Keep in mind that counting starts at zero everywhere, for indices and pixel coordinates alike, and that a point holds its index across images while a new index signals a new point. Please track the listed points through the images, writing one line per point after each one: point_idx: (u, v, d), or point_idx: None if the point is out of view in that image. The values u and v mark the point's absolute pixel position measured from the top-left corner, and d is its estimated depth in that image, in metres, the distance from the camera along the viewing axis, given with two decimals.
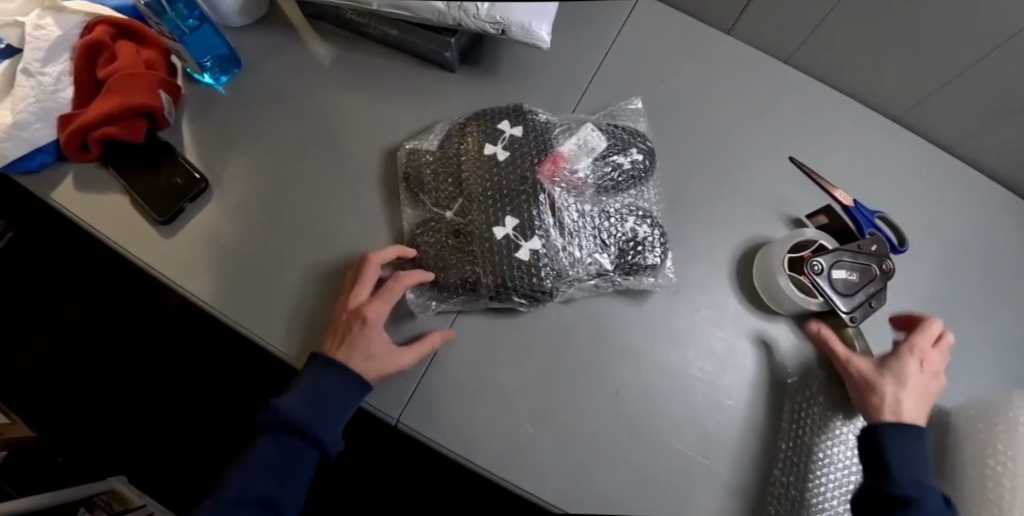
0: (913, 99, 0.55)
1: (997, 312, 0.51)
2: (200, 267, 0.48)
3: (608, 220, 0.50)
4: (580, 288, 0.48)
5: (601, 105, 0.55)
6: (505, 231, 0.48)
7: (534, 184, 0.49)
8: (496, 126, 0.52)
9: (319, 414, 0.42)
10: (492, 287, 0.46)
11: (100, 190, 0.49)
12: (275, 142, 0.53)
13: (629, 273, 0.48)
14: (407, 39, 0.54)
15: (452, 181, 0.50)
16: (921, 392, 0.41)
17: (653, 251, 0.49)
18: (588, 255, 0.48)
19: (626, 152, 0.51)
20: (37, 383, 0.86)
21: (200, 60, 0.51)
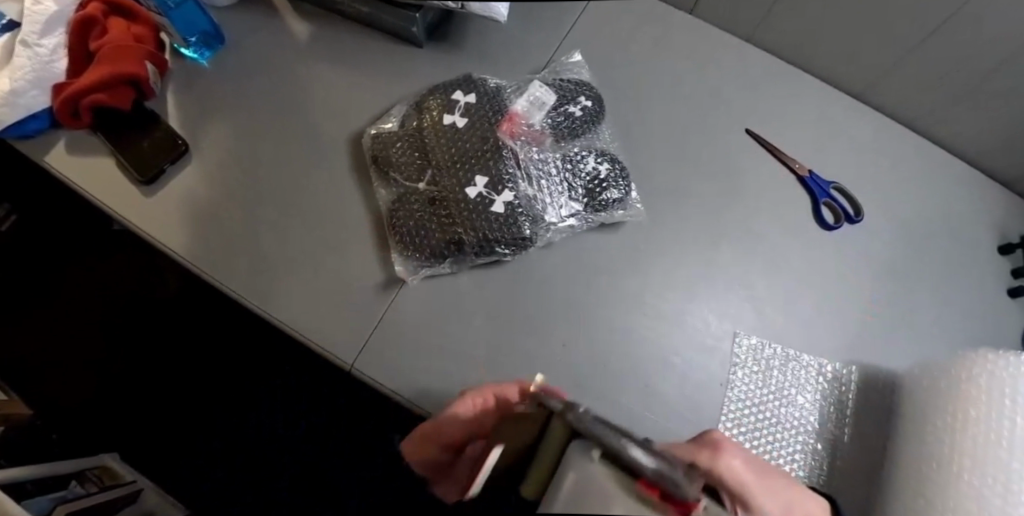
0: (870, 77, 0.56)
1: (944, 280, 0.53)
2: (184, 226, 0.50)
3: (575, 174, 0.48)
4: (558, 232, 0.47)
5: (545, 63, 0.55)
6: (477, 190, 0.45)
7: (495, 143, 0.47)
8: (450, 97, 0.48)
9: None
10: (475, 243, 0.44)
11: (89, 154, 0.53)
12: (251, 107, 0.55)
13: (600, 209, 0.48)
14: (377, 16, 0.54)
15: (419, 154, 0.47)
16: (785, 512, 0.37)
17: (617, 187, 0.48)
18: (558, 199, 0.47)
19: (576, 101, 0.50)
20: (57, 358, 0.97)
21: (186, 37, 0.54)
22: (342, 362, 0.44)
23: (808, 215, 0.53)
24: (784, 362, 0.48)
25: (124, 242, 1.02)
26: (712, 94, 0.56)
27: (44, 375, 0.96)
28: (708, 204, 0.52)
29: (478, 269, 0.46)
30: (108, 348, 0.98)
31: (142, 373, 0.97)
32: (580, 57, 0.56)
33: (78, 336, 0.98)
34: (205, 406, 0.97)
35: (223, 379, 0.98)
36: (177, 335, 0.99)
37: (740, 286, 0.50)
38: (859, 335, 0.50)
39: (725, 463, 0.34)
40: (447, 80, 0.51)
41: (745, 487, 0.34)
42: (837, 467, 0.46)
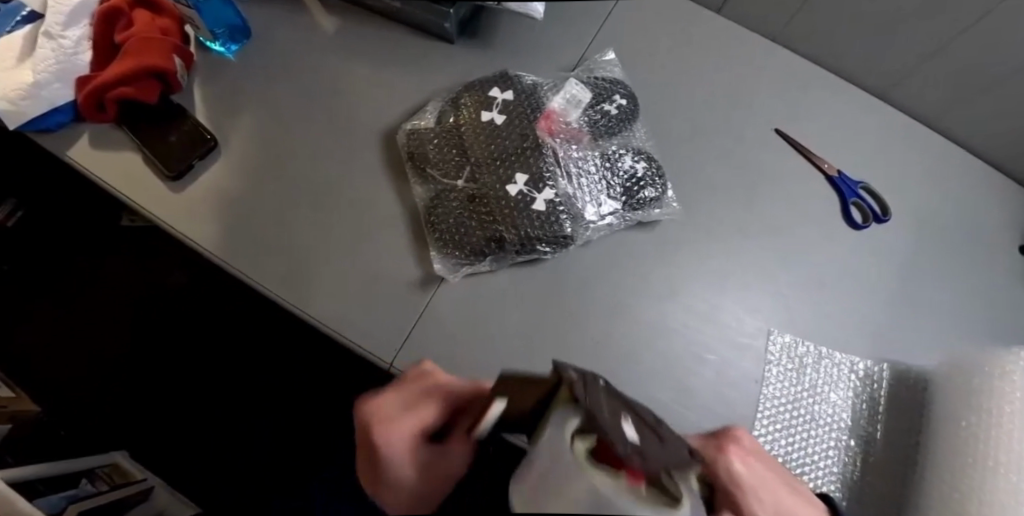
0: (896, 79, 0.56)
1: (972, 279, 0.53)
2: (212, 221, 0.49)
3: (613, 172, 0.48)
4: (596, 230, 0.47)
5: (576, 60, 0.55)
6: (517, 187, 0.45)
7: (535, 141, 0.47)
8: (487, 93, 0.48)
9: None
10: (517, 241, 0.44)
11: (113, 149, 0.52)
12: (278, 102, 0.54)
13: (637, 208, 0.48)
14: (408, 11, 0.54)
15: (457, 151, 0.47)
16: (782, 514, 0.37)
17: (653, 185, 0.48)
18: (597, 198, 0.47)
19: (611, 99, 0.49)
20: (65, 355, 0.96)
21: (212, 29, 0.53)
22: (380, 361, 0.44)
23: (836, 214, 0.53)
24: (817, 360, 0.48)
25: (132, 237, 1.00)
26: (741, 92, 0.56)
27: (50, 371, 0.95)
28: (738, 203, 0.52)
29: (518, 268, 0.46)
30: (116, 344, 0.97)
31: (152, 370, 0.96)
32: (613, 56, 0.55)
33: (85, 332, 0.97)
34: (215, 404, 0.96)
35: (234, 377, 0.97)
36: (187, 331, 0.98)
37: (770, 284, 0.50)
38: (890, 333, 0.50)
39: (724, 463, 0.37)
40: (483, 77, 0.51)
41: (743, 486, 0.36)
42: (869, 462, 0.46)
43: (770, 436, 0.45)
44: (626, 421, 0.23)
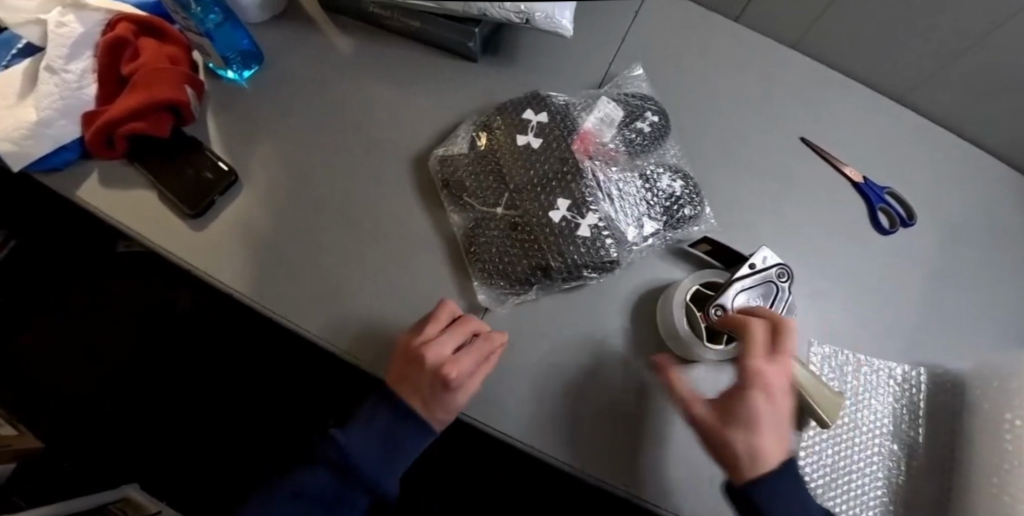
0: (912, 83, 0.57)
1: (993, 279, 0.55)
2: (238, 258, 0.47)
3: (651, 192, 0.48)
4: (638, 252, 0.47)
5: (603, 75, 0.55)
6: (561, 213, 0.44)
7: (575, 164, 0.46)
8: (520, 116, 0.49)
9: (381, 467, 0.40)
10: (564, 269, 0.44)
11: (125, 186, 0.50)
12: (297, 131, 0.52)
13: (677, 227, 0.48)
14: (430, 32, 0.52)
15: (494, 177, 0.47)
16: (765, 437, 0.36)
17: (692, 203, 0.48)
18: (638, 220, 0.47)
19: (643, 117, 0.50)
20: (52, 389, 0.89)
21: (225, 55, 0.51)
22: None
23: (866, 219, 0.54)
24: (857, 367, 0.49)
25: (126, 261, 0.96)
26: (764, 101, 0.56)
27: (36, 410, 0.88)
28: (770, 213, 0.52)
29: (565, 294, 0.46)
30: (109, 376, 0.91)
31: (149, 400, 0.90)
32: (641, 70, 0.55)
33: (75, 362, 0.91)
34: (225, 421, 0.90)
35: (245, 397, 0.92)
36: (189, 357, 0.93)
37: (806, 294, 0.51)
38: (921, 336, 0.52)
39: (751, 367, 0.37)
40: (516, 97, 0.51)
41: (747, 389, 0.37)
42: (912, 466, 0.47)
43: (818, 447, 0.46)
44: (743, 299, 0.43)
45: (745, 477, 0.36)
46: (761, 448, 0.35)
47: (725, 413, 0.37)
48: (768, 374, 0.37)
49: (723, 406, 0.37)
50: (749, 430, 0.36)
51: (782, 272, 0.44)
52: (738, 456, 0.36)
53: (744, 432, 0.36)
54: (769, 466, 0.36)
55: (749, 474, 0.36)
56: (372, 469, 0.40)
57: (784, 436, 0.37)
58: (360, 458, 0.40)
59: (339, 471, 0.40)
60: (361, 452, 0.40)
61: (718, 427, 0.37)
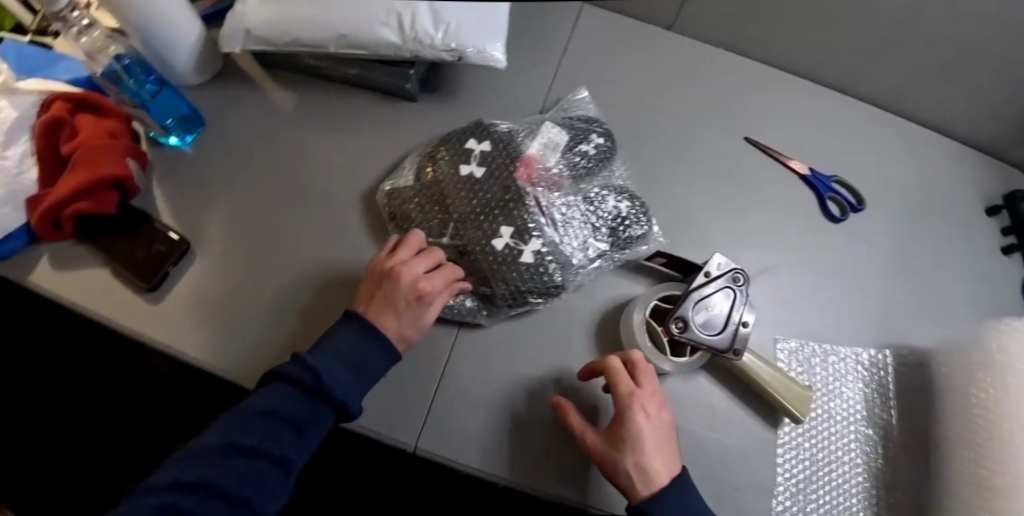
0: (846, 71, 0.58)
1: (944, 250, 0.56)
2: (199, 327, 0.47)
3: (596, 213, 0.49)
4: (586, 275, 0.47)
5: (554, 99, 0.56)
6: (503, 241, 0.46)
7: (517, 192, 0.48)
8: (464, 145, 0.50)
9: (353, 389, 0.37)
10: (508, 295, 0.45)
11: (80, 266, 0.49)
12: (244, 191, 0.52)
13: (624, 248, 0.48)
14: (368, 78, 0.53)
15: (440, 208, 0.48)
16: (657, 455, 0.37)
17: (638, 222, 0.49)
18: (584, 242, 0.48)
19: (588, 139, 0.52)
20: None
21: (163, 123, 0.51)
22: (404, 445, 0.41)
23: (816, 210, 0.55)
24: (824, 357, 0.49)
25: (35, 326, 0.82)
26: (706, 105, 0.57)
27: None
28: (724, 216, 0.54)
29: (510, 322, 0.45)
30: None
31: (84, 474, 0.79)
32: (586, 93, 0.56)
33: None
34: None
35: None
36: (131, 418, 0.84)
37: (766, 290, 0.52)
38: (883, 316, 0.53)
39: (625, 392, 0.38)
40: (460, 127, 0.52)
41: (629, 413, 0.38)
42: (890, 448, 0.48)
43: (795, 442, 0.46)
44: (700, 307, 0.44)
45: (639, 498, 0.36)
46: (655, 467, 0.37)
47: (612, 440, 0.38)
48: (642, 394, 0.39)
49: (611, 434, 0.38)
50: (636, 451, 0.37)
51: (737, 276, 0.45)
52: (635, 478, 0.37)
53: (634, 453, 0.37)
54: (661, 483, 0.36)
55: (641, 494, 0.36)
56: (341, 388, 0.37)
57: (669, 448, 0.38)
58: (331, 379, 0.37)
59: (309, 390, 0.37)
60: (329, 369, 0.37)
61: (609, 456, 0.37)
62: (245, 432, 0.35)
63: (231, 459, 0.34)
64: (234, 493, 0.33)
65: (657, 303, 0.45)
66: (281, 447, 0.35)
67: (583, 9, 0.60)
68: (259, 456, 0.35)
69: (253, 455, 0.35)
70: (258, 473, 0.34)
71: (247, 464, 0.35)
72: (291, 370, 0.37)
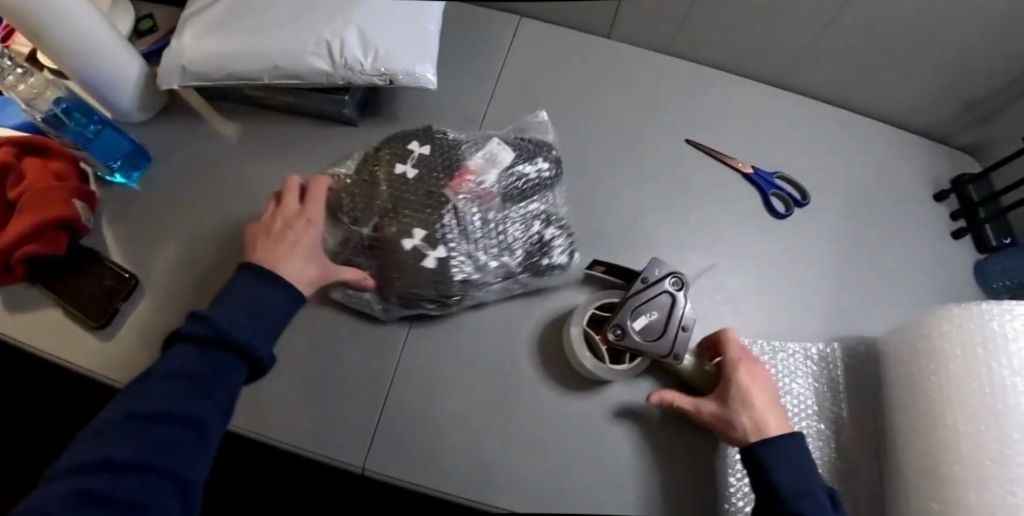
0: (784, 67, 0.59)
1: (893, 240, 0.56)
2: (147, 358, 0.47)
3: (515, 234, 0.48)
4: (489, 292, 0.47)
5: (503, 109, 0.57)
6: (413, 242, 0.45)
7: (439, 199, 0.47)
8: (406, 145, 0.50)
9: (258, 333, 0.36)
10: (400, 295, 0.46)
11: (29, 308, 0.49)
12: (192, 224, 0.53)
13: (537, 273, 0.48)
14: (307, 105, 0.54)
15: (366, 198, 0.48)
16: (772, 408, 0.40)
17: (557, 247, 0.49)
18: (496, 259, 0.47)
19: (533, 161, 0.52)
20: None
21: (108, 162, 0.52)
22: (350, 466, 0.42)
23: (760, 206, 0.55)
24: (771, 355, 0.49)
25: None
26: (647, 109, 0.58)
27: None
28: (667, 217, 0.54)
29: (447, 333, 0.47)
30: None
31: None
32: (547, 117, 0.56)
33: None
34: None
35: None
36: None
37: (713, 289, 0.52)
38: (833, 309, 0.53)
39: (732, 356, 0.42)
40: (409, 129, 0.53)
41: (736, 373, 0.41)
42: (843, 442, 0.48)
43: None
44: (641, 313, 0.44)
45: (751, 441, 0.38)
46: (770, 419, 0.39)
47: (724, 401, 0.41)
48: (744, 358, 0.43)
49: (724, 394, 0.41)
50: (748, 406, 0.40)
51: (678, 279, 0.45)
52: (749, 431, 0.39)
53: (746, 408, 0.40)
54: (772, 430, 0.39)
55: (756, 439, 0.38)
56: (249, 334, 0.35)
57: (779, 408, 0.41)
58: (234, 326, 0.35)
59: (209, 343, 0.34)
60: (231, 318, 0.35)
61: (724, 415, 0.40)
62: (149, 400, 0.31)
63: (135, 429, 0.30)
64: (147, 460, 0.29)
65: (597, 312, 0.46)
66: (196, 407, 0.32)
67: (522, 21, 0.61)
68: (164, 420, 0.31)
69: (157, 422, 0.31)
70: (172, 439, 0.30)
71: (157, 431, 0.30)
72: (192, 328, 0.34)
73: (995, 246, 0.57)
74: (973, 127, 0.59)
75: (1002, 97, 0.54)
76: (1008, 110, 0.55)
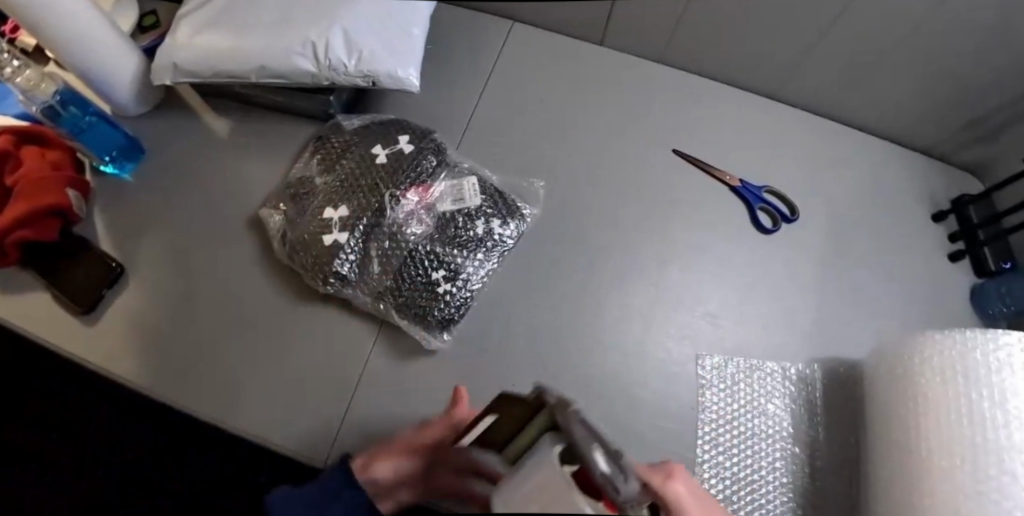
0: (778, 80, 0.58)
1: (884, 260, 0.55)
2: (115, 344, 0.48)
3: (412, 266, 0.47)
4: (357, 295, 0.47)
5: (490, 116, 0.57)
6: (334, 214, 0.48)
7: (381, 195, 0.49)
8: (396, 136, 0.51)
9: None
10: (290, 244, 0.48)
11: (21, 289, 0.50)
12: (180, 218, 0.54)
13: (403, 308, 0.46)
14: (296, 104, 0.55)
15: (338, 157, 0.51)
16: None
17: (441, 307, 0.46)
18: (383, 274, 0.47)
19: (489, 223, 0.50)
20: None
21: (101, 155, 0.54)
22: (316, 461, 0.43)
23: (745, 220, 0.54)
24: (748, 373, 0.48)
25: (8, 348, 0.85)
26: (635, 119, 0.57)
27: None
28: (647, 228, 0.53)
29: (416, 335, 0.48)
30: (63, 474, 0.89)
31: (45, 492, 0.80)
32: (541, 185, 0.54)
33: None
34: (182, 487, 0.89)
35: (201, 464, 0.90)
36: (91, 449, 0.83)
37: (691, 302, 0.51)
38: (817, 329, 0.51)
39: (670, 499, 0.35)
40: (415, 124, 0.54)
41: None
42: (818, 466, 0.46)
43: (713, 460, 0.45)
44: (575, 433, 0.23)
45: None
46: None
47: None
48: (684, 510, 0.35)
49: None
50: None
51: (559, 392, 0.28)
52: None
53: None
54: None
55: None
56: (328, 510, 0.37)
57: None
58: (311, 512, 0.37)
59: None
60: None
61: None
62: None
63: None
64: None
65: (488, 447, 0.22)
66: None
67: (514, 26, 0.61)
68: None
69: None
70: None
71: None
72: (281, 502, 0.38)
73: (994, 270, 0.54)
74: (975, 146, 0.57)
75: (1005, 116, 0.52)
76: (1011, 131, 0.53)
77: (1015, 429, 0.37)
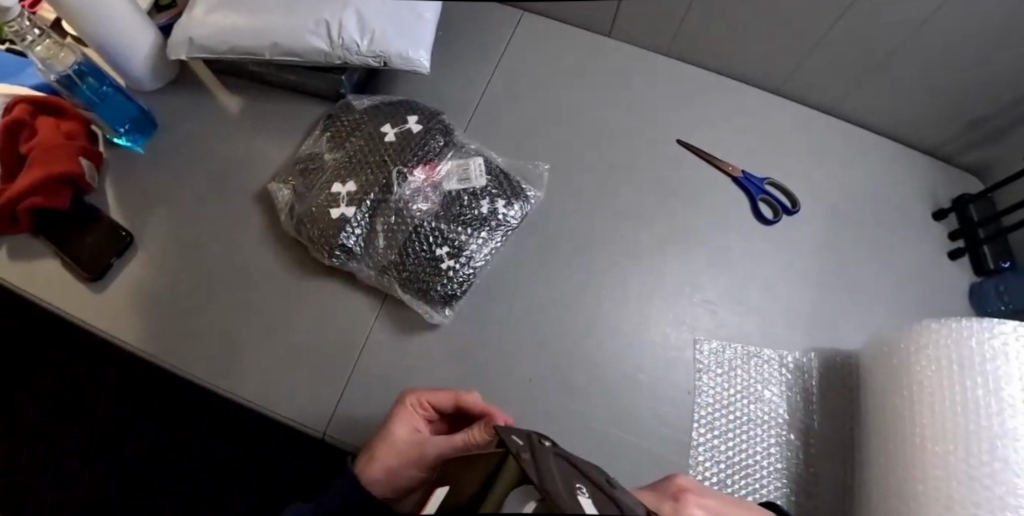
0: (782, 76, 0.59)
1: (884, 256, 0.55)
2: (122, 310, 0.49)
3: (417, 241, 0.48)
4: (362, 268, 0.48)
5: (498, 101, 0.58)
6: (342, 189, 0.48)
7: (388, 172, 0.50)
8: (405, 116, 0.53)
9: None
10: (297, 217, 0.49)
11: (32, 256, 0.51)
12: (191, 192, 0.55)
13: (406, 282, 0.47)
14: (308, 83, 0.56)
15: (347, 134, 0.52)
16: None
17: (444, 282, 0.47)
18: (388, 248, 0.48)
19: (493, 203, 0.51)
20: None
21: (115, 127, 0.55)
22: (314, 430, 0.44)
23: (747, 212, 0.55)
24: (746, 359, 0.49)
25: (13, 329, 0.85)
26: (640, 110, 0.58)
27: None
28: (650, 215, 0.54)
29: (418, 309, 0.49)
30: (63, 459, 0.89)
31: (45, 490, 0.79)
32: (546, 167, 0.55)
33: None
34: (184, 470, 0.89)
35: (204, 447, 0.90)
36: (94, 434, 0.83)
37: (691, 289, 0.52)
38: (815, 321, 0.52)
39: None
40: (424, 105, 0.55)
41: None
42: (813, 453, 0.47)
43: (709, 444, 0.46)
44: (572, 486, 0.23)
45: None
46: None
47: None
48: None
49: None
50: None
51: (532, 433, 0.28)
52: None
53: None
54: None
55: None
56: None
57: None
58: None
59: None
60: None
61: None
62: None
63: None
64: None
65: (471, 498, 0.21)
66: None
67: (524, 16, 0.62)
68: None
69: None
70: None
71: None
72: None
73: (994, 269, 0.54)
74: (976, 146, 0.58)
75: (1005, 118, 0.53)
76: (1010, 131, 0.54)
77: (1008, 416, 0.38)
